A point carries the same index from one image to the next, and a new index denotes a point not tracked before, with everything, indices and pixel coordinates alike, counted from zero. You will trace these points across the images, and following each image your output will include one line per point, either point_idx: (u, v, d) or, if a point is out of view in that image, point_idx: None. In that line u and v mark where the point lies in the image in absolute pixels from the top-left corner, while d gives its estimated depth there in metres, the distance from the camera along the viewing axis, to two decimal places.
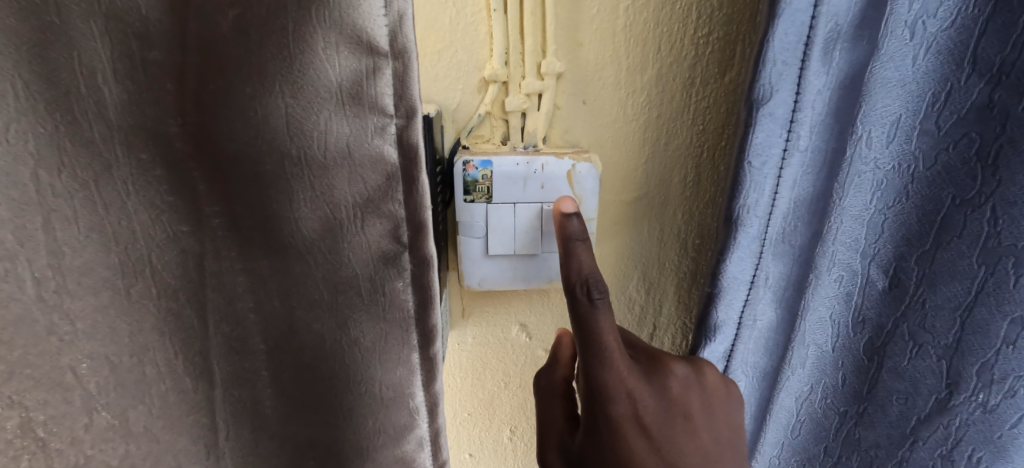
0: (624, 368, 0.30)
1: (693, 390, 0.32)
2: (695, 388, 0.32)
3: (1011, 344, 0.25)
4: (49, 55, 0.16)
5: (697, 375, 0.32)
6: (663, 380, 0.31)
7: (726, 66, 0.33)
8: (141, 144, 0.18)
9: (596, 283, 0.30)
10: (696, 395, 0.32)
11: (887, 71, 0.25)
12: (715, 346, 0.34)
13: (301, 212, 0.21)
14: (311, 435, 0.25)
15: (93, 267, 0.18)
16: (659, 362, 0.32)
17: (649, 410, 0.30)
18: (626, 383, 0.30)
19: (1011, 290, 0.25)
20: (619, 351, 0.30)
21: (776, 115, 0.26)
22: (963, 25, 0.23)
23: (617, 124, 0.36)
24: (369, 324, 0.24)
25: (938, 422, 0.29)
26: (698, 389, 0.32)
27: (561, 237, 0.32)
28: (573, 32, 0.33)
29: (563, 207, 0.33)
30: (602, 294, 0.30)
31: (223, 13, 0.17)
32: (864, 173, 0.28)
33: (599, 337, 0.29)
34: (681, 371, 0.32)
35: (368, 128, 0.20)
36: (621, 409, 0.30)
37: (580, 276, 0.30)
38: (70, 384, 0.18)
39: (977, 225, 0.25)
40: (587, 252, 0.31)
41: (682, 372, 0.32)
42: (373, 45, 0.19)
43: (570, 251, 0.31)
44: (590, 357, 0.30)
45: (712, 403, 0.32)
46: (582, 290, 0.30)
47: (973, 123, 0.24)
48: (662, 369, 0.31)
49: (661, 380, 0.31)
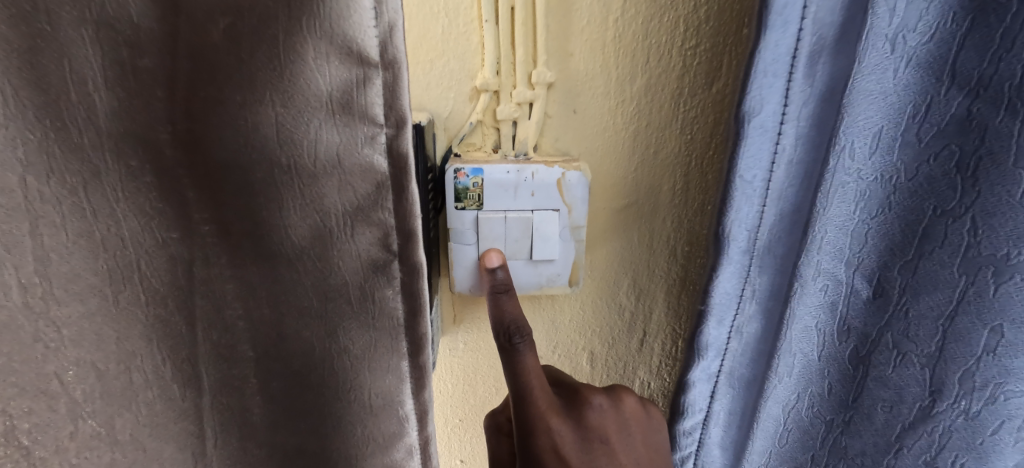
0: (544, 404, 0.32)
1: (610, 418, 0.34)
2: (611, 415, 0.34)
3: (992, 352, 0.26)
4: (39, 61, 0.16)
5: (613, 403, 0.34)
6: (582, 411, 0.33)
7: (713, 77, 0.34)
8: (130, 151, 0.18)
9: (518, 329, 0.32)
10: (612, 423, 0.34)
11: (867, 83, 0.26)
12: (710, 337, 0.35)
13: (290, 220, 0.21)
14: (300, 443, 0.25)
15: (79, 273, 0.18)
16: (578, 394, 0.34)
17: (568, 442, 0.32)
18: (546, 417, 0.32)
19: (991, 298, 0.25)
20: (540, 388, 0.32)
21: (767, 127, 0.28)
22: (942, 40, 0.24)
23: (606, 133, 0.36)
24: (359, 331, 0.24)
25: (922, 429, 0.30)
26: (614, 417, 0.34)
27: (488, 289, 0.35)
28: (564, 43, 0.33)
29: (489, 262, 0.35)
30: (523, 339, 0.32)
31: (216, 22, 0.17)
32: (847, 184, 0.29)
33: (522, 377, 0.32)
34: (598, 401, 0.34)
35: (358, 137, 0.21)
36: (544, 442, 0.31)
37: (503, 324, 0.33)
38: (54, 392, 0.19)
39: (958, 236, 0.26)
40: (511, 302, 0.34)
41: (598, 401, 0.34)
42: (363, 56, 0.19)
43: (496, 301, 0.34)
44: (513, 394, 0.32)
45: (629, 428, 0.34)
46: (505, 336, 0.32)
47: (952, 134, 0.25)
48: (580, 400, 0.33)
49: (579, 411, 0.33)
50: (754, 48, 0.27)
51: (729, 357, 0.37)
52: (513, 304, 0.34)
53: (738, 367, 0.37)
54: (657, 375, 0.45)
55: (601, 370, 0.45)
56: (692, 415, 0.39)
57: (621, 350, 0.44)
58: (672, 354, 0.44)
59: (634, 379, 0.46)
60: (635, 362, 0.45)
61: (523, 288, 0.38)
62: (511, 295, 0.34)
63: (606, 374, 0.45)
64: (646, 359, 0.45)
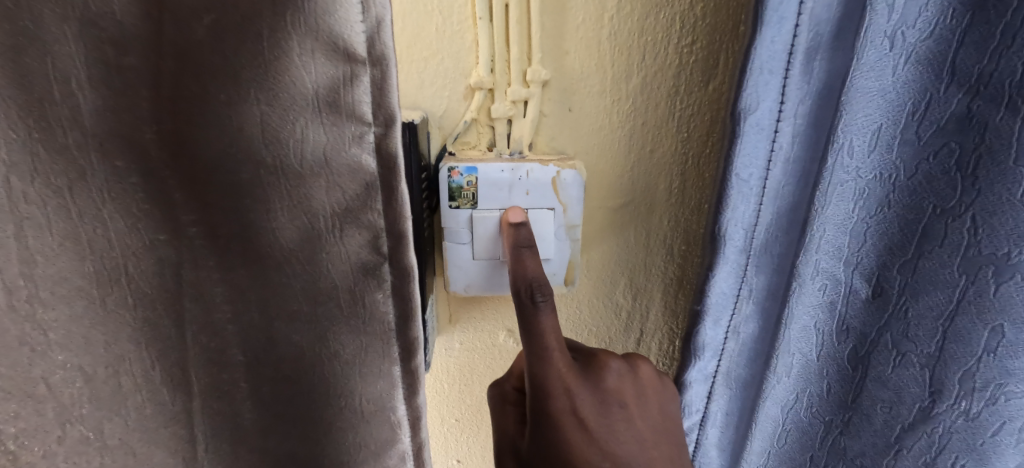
0: (562, 366, 0.30)
1: (627, 382, 0.33)
2: (628, 379, 0.33)
3: (992, 351, 0.26)
4: (22, 59, 0.16)
5: (631, 367, 0.33)
6: (599, 374, 0.32)
7: (710, 74, 0.34)
8: (116, 151, 0.18)
9: (540, 286, 0.30)
10: (630, 387, 0.33)
11: (865, 80, 0.26)
12: (709, 335, 0.35)
13: (278, 221, 0.20)
14: (291, 448, 0.25)
15: (67, 276, 0.18)
16: (595, 358, 0.33)
17: (586, 405, 0.31)
18: (563, 379, 0.30)
19: (991, 298, 0.25)
20: (559, 350, 0.30)
21: (761, 125, 0.28)
22: (941, 36, 0.23)
23: (603, 131, 0.36)
24: (350, 336, 0.23)
25: (922, 430, 0.29)
26: (631, 382, 0.33)
27: (511, 245, 0.33)
28: (559, 41, 0.33)
29: (512, 219, 0.34)
30: (545, 298, 0.30)
31: (199, 18, 0.17)
32: (846, 182, 0.28)
33: (542, 338, 0.30)
34: (615, 366, 0.33)
35: (345, 137, 0.20)
36: (561, 405, 0.30)
37: (525, 281, 0.31)
38: (41, 396, 0.19)
39: (958, 235, 0.25)
40: (531, 260, 0.32)
41: (616, 366, 0.33)
42: (350, 53, 0.19)
43: (519, 257, 0.32)
44: (530, 357, 0.30)
45: (646, 395, 0.33)
46: (525, 294, 0.30)
47: (952, 133, 0.24)
48: (597, 364, 0.32)
49: (595, 375, 0.32)
50: (749, 46, 0.27)
51: (727, 356, 0.36)
52: (536, 262, 0.32)
53: (735, 366, 0.37)
54: None
55: None
56: (689, 414, 0.39)
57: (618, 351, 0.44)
58: (670, 354, 0.44)
59: None
60: None
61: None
62: (533, 252, 0.33)
63: None
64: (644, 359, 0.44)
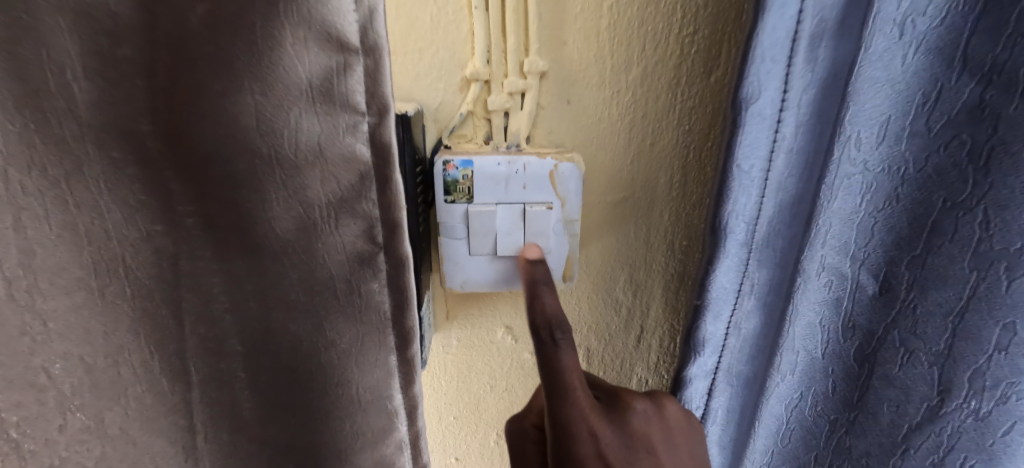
0: (586, 406, 0.30)
1: (655, 424, 0.33)
2: (656, 421, 0.33)
3: (1003, 350, 0.24)
4: (16, 50, 0.16)
5: (657, 409, 0.33)
6: (624, 416, 0.32)
7: (713, 65, 0.33)
8: (113, 143, 0.18)
9: (559, 324, 0.31)
10: (657, 429, 0.33)
11: (874, 70, 0.25)
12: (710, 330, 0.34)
13: (273, 212, 0.20)
14: (290, 438, 0.25)
15: (66, 267, 0.18)
16: (618, 399, 0.33)
17: (612, 449, 0.30)
18: (588, 422, 0.30)
19: (1004, 294, 0.24)
20: (582, 388, 0.30)
21: (765, 115, 0.27)
22: (953, 23, 0.23)
23: (601, 124, 0.35)
24: (346, 325, 0.23)
25: (930, 430, 0.28)
26: (659, 424, 0.33)
27: (527, 280, 0.34)
28: (558, 32, 0.33)
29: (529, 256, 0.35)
30: (565, 335, 0.31)
31: (193, 10, 0.17)
32: (852, 175, 0.28)
33: (563, 374, 0.30)
34: (642, 407, 0.33)
35: (339, 126, 0.20)
36: (587, 449, 0.29)
37: (545, 318, 0.31)
38: (43, 385, 0.19)
39: (969, 229, 0.24)
40: (550, 294, 0.33)
41: (642, 407, 0.33)
42: (343, 41, 0.19)
43: (536, 291, 0.33)
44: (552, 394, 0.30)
45: (674, 436, 0.33)
46: (546, 330, 0.31)
47: (963, 123, 0.24)
48: (621, 405, 0.32)
49: (621, 416, 0.32)
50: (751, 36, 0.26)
51: (729, 352, 0.35)
52: (552, 296, 0.33)
53: (737, 362, 0.36)
54: (656, 372, 0.45)
55: (597, 368, 0.45)
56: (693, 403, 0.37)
57: (618, 347, 0.44)
58: (671, 351, 0.43)
59: (632, 376, 0.45)
60: (633, 359, 0.44)
61: (514, 284, 0.37)
62: (550, 288, 0.34)
63: (602, 371, 0.45)
64: (644, 356, 0.44)
